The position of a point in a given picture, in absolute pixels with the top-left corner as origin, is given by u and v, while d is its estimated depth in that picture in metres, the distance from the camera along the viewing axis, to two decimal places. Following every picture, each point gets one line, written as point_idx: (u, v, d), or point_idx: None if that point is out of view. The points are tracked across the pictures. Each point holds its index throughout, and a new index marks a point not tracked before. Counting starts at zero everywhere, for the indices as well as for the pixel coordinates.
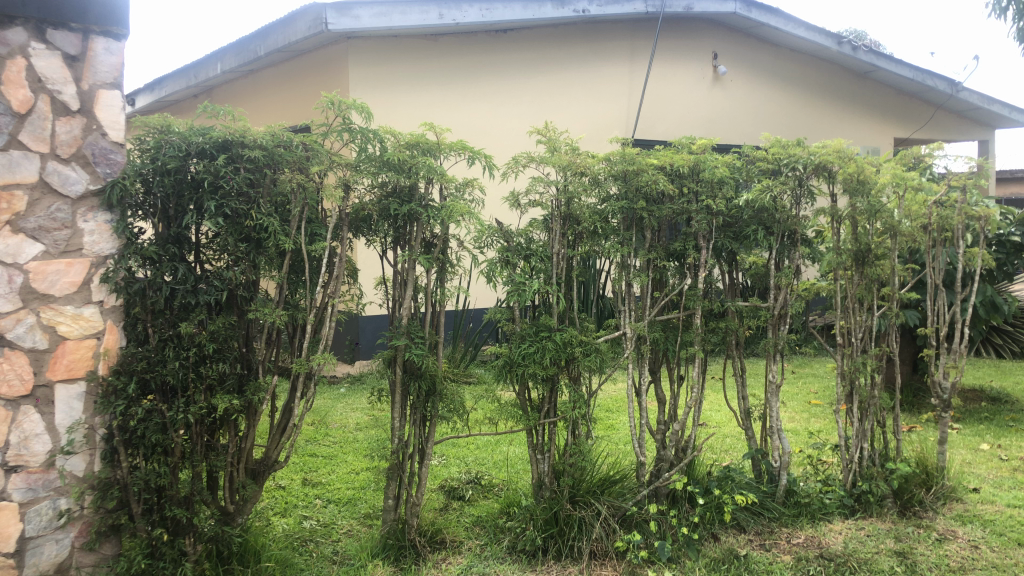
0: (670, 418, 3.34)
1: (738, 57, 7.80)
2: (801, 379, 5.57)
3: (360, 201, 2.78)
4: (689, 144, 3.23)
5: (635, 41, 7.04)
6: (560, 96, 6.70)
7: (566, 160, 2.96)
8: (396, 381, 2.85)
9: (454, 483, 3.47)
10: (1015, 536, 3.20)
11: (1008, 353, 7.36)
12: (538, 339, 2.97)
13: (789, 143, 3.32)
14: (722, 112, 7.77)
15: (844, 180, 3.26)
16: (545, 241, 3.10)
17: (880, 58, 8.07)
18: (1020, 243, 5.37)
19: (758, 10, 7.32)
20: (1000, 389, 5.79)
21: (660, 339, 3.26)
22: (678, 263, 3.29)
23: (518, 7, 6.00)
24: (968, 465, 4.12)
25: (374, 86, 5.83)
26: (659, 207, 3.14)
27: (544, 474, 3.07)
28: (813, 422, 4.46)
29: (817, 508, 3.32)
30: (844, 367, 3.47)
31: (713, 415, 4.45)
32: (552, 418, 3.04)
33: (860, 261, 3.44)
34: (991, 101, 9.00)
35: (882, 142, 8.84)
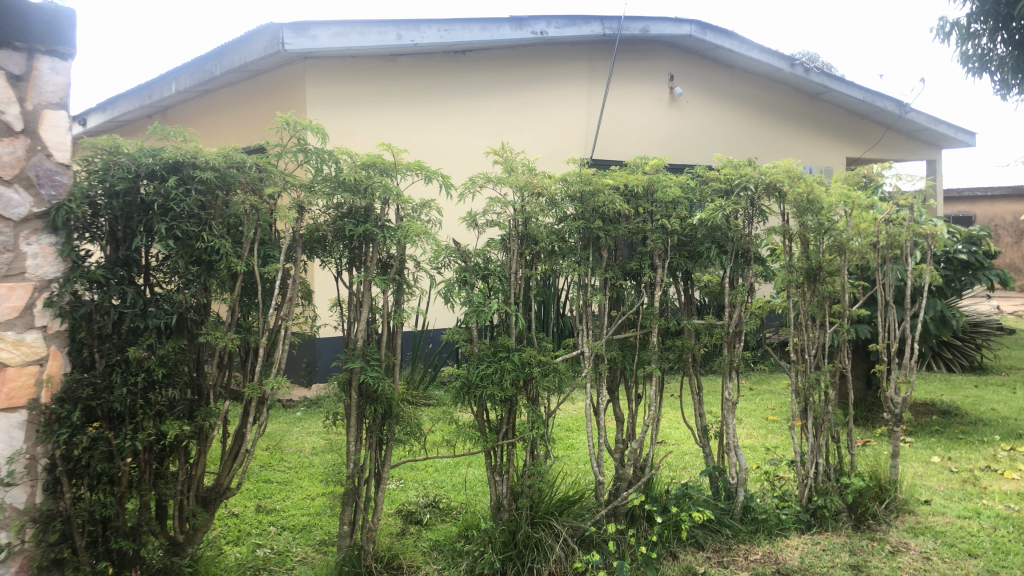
0: (627, 437, 3.34)
1: (694, 78, 7.93)
2: (757, 396, 5.64)
3: (315, 222, 2.76)
4: (643, 164, 3.25)
5: (593, 63, 7.11)
6: (519, 117, 6.73)
7: (523, 180, 2.95)
8: (351, 404, 2.80)
9: (412, 506, 3.43)
10: (966, 547, 3.26)
11: (957, 366, 7.54)
12: (495, 360, 2.95)
13: (741, 164, 3.39)
14: (679, 132, 7.87)
15: (795, 199, 3.31)
16: (503, 261, 3.07)
17: (831, 79, 8.27)
18: (967, 261, 5.51)
19: (713, 33, 7.44)
20: (950, 403, 5.92)
21: (617, 358, 3.27)
22: (634, 282, 3.31)
23: (476, 29, 6.06)
24: (920, 477, 4.19)
25: (331, 107, 5.80)
26: (615, 226, 3.15)
27: (502, 496, 3.06)
28: (770, 438, 4.50)
29: (774, 524, 3.35)
30: (798, 383, 3.52)
31: (671, 433, 4.47)
32: (510, 439, 3.02)
33: (812, 278, 3.50)
34: (938, 122, 9.26)
35: (835, 161, 9.03)
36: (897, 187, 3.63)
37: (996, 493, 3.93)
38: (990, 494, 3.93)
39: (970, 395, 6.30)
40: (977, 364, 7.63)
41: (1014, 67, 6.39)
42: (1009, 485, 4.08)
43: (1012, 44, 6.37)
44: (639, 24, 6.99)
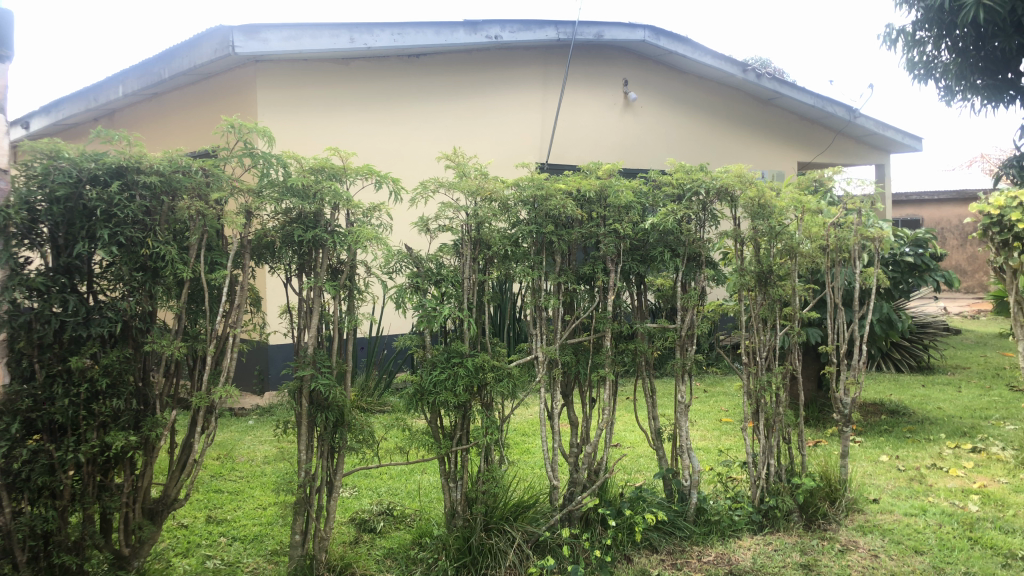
0: (582, 441, 3.34)
1: (648, 84, 8.00)
2: (711, 398, 5.70)
3: (263, 227, 2.68)
4: (597, 169, 3.27)
5: (548, 67, 7.14)
6: (474, 122, 6.73)
7: (475, 184, 2.94)
8: (301, 412, 2.76)
9: (365, 515, 3.40)
10: (913, 544, 3.32)
11: (906, 367, 7.69)
12: (449, 366, 2.94)
13: (692, 168, 3.42)
14: (634, 137, 7.93)
15: (746, 204, 3.37)
16: (456, 267, 3.05)
17: (783, 85, 8.42)
18: (914, 263, 5.63)
19: (667, 38, 7.52)
20: (898, 403, 6.04)
21: (572, 362, 3.27)
22: (588, 287, 3.32)
23: (431, 33, 6.04)
24: (869, 476, 4.27)
25: (283, 111, 5.73)
26: (568, 231, 3.16)
27: (456, 503, 3.05)
28: (724, 440, 4.55)
29: (727, 525, 3.38)
30: (749, 385, 3.56)
31: (627, 436, 4.50)
32: (464, 445, 3.01)
33: (763, 281, 3.52)
34: (886, 127, 9.48)
35: (787, 165, 9.19)
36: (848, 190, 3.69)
37: (941, 491, 4.02)
38: (936, 492, 4.02)
39: (917, 395, 6.44)
40: (924, 364, 7.80)
41: (957, 74, 6.57)
42: (954, 482, 4.18)
43: (955, 52, 6.54)
44: (593, 29, 7.06)
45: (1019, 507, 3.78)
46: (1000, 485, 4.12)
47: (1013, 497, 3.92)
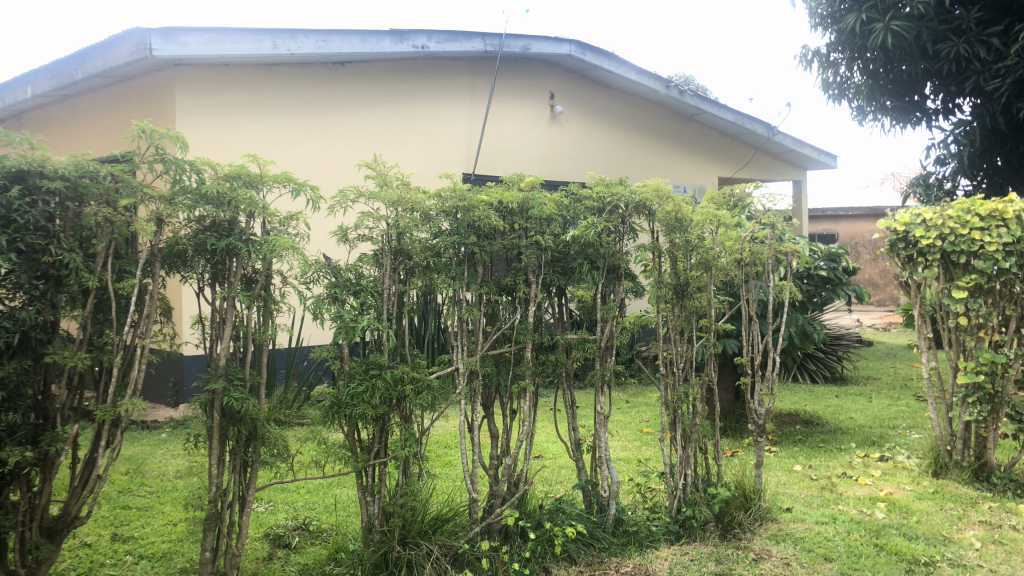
0: (502, 453, 3.33)
1: (574, 97, 8.10)
2: (633, 408, 5.77)
3: (175, 235, 2.60)
4: (519, 180, 3.28)
5: (475, 78, 7.17)
6: (400, 131, 6.69)
7: (396, 194, 2.91)
8: (212, 426, 2.67)
9: (280, 530, 3.31)
10: (822, 552, 3.42)
11: (820, 377, 7.93)
12: (367, 378, 2.89)
13: (613, 182, 3.45)
14: (560, 150, 8.02)
15: (663, 218, 3.45)
16: (376, 277, 3.00)
17: (705, 102, 8.63)
18: (826, 277, 5.82)
19: (592, 53, 7.62)
20: (812, 413, 6.22)
21: (492, 374, 3.26)
22: (509, 298, 3.31)
23: (356, 41, 5.99)
24: (783, 485, 4.38)
25: (202, 116, 5.59)
26: (490, 242, 3.15)
27: (374, 517, 3.00)
28: (644, 450, 4.60)
29: (644, 535, 3.41)
30: (667, 397, 3.61)
31: (548, 447, 4.51)
32: (382, 458, 2.97)
33: (680, 294, 3.59)
34: (802, 144, 9.81)
35: (709, 180, 9.42)
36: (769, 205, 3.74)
37: (850, 499, 4.15)
38: (845, 500, 4.15)
39: (830, 404, 6.65)
40: (837, 375, 8.07)
41: (868, 95, 6.87)
42: (862, 490, 4.32)
43: (866, 74, 6.83)
44: (519, 42, 7.10)
45: (922, 514, 3.93)
46: (905, 492, 4.28)
47: (917, 504, 4.07)
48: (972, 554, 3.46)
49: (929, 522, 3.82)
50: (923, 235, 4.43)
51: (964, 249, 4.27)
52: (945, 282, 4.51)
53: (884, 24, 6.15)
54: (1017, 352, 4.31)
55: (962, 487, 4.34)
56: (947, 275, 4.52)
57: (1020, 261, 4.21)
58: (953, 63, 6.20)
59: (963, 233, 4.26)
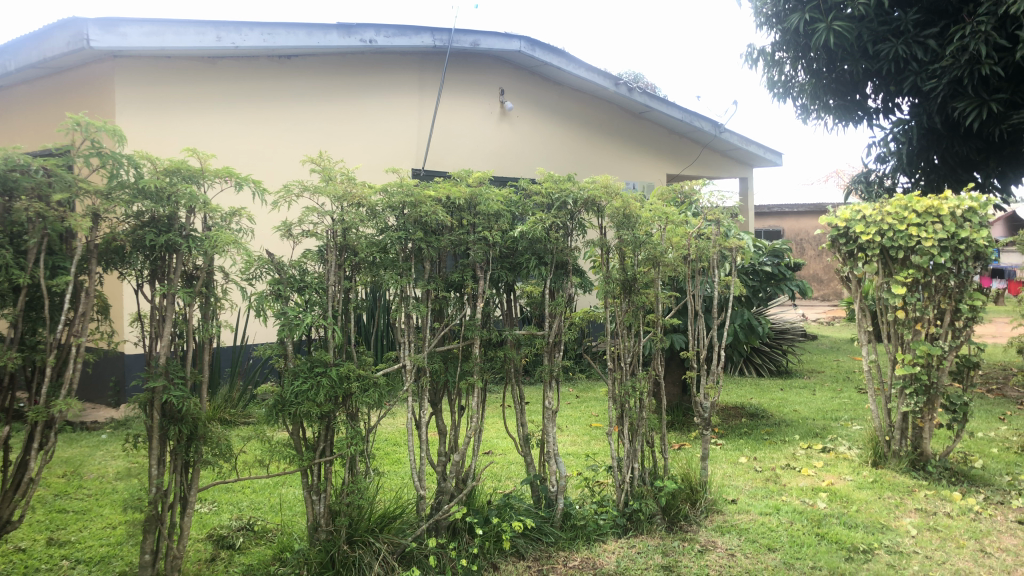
0: (450, 450, 3.31)
1: (524, 94, 8.10)
2: (583, 403, 5.81)
3: (112, 231, 2.53)
4: (467, 176, 3.26)
5: (424, 74, 7.14)
6: (347, 126, 6.62)
7: (342, 189, 2.88)
8: (152, 426, 2.60)
9: (223, 531, 3.25)
10: (766, 542, 3.48)
11: (766, 371, 8.06)
12: (312, 376, 2.83)
13: (561, 178, 3.45)
14: (510, 146, 8.01)
15: (612, 214, 3.45)
16: (320, 273, 2.96)
17: (654, 100, 8.72)
18: (771, 272, 5.93)
19: (542, 49, 7.62)
20: (757, 406, 6.34)
21: (440, 371, 3.23)
22: (457, 294, 3.29)
23: (302, 34, 5.91)
24: (728, 477, 4.45)
25: (142, 110, 5.46)
26: (438, 238, 3.13)
27: (320, 516, 2.96)
28: (593, 444, 4.64)
29: (592, 529, 3.43)
30: (615, 391, 3.63)
31: (497, 443, 4.52)
32: (328, 457, 2.93)
33: (627, 289, 3.61)
34: (749, 142, 9.97)
35: (657, 177, 9.51)
36: (718, 203, 3.81)
37: (793, 489, 4.23)
38: (788, 491, 4.23)
39: (775, 397, 6.77)
40: (782, 368, 8.23)
41: (812, 94, 7.06)
42: (805, 481, 4.41)
43: (810, 73, 6.99)
44: (469, 38, 7.07)
45: (862, 503, 4.03)
46: (846, 482, 4.38)
47: (857, 493, 4.18)
48: (909, 541, 3.56)
49: (868, 510, 3.92)
50: (864, 231, 4.54)
51: (902, 244, 4.38)
52: (884, 277, 4.63)
53: (827, 25, 6.29)
54: (951, 345, 4.44)
55: (899, 476, 4.46)
56: (886, 270, 4.64)
57: (954, 256, 4.33)
58: (891, 63, 6.33)
59: (900, 229, 4.38)
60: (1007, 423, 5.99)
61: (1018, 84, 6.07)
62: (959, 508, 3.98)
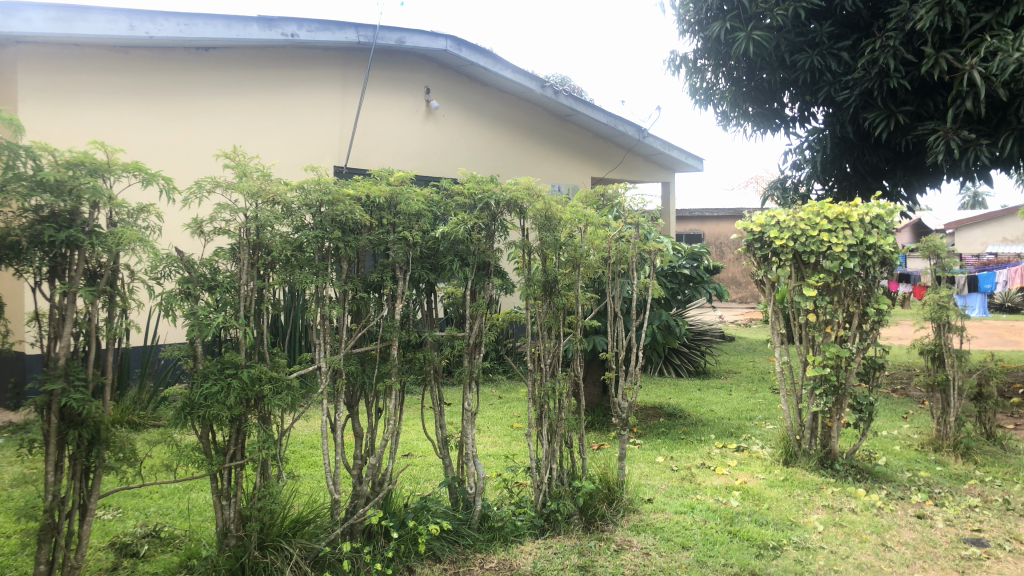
0: (367, 453, 3.26)
1: (450, 93, 8.07)
2: (505, 404, 5.81)
3: (6, 226, 2.36)
4: (387, 175, 3.21)
5: (347, 70, 7.04)
6: (265, 122, 6.47)
7: (256, 186, 2.80)
8: (50, 430, 2.47)
9: (127, 538, 3.13)
10: (680, 541, 3.54)
11: (685, 371, 8.22)
12: (222, 378, 2.75)
13: (483, 179, 3.43)
14: (435, 146, 7.96)
15: (534, 215, 3.46)
16: (232, 272, 2.87)
17: (579, 103, 8.82)
18: (689, 275, 6.05)
19: (468, 49, 7.60)
20: (675, 406, 6.46)
21: (356, 372, 3.18)
22: (376, 295, 3.24)
23: (221, 26, 5.75)
24: (645, 477, 4.51)
25: (45, 99, 5.24)
26: (356, 237, 3.07)
27: (229, 522, 2.88)
28: (514, 445, 4.64)
29: (509, 531, 3.42)
30: (534, 392, 3.63)
31: (417, 445, 4.49)
32: (239, 461, 2.84)
33: (548, 291, 3.61)
34: (671, 147, 10.18)
35: (581, 180, 9.61)
36: (640, 207, 3.88)
37: (708, 488, 4.32)
38: (704, 489, 4.32)
39: (693, 398, 6.91)
40: (700, 369, 8.40)
41: (732, 101, 7.23)
42: (720, 480, 4.51)
43: (730, 81, 7.17)
44: (394, 35, 7.00)
45: (773, 501, 4.14)
46: (758, 480, 4.49)
47: (769, 491, 4.29)
48: (816, 536, 3.67)
49: (778, 508, 4.02)
50: (777, 236, 4.67)
51: (814, 249, 4.52)
52: (796, 281, 4.76)
53: (747, 33, 6.43)
54: (859, 347, 4.60)
55: (809, 474, 4.61)
56: (799, 275, 4.78)
57: (863, 261, 4.49)
58: (807, 73, 6.53)
59: (812, 234, 4.52)
60: (910, 421, 6.25)
61: (923, 97, 6.36)
62: (863, 504, 4.13)
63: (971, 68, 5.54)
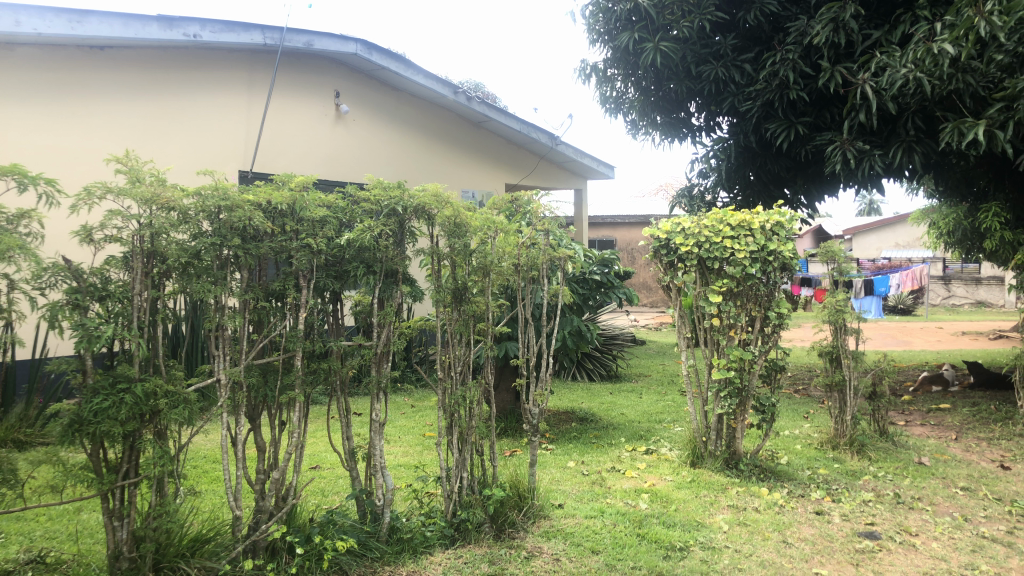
0: (270, 467, 3.16)
1: (360, 97, 7.97)
2: (417, 412, 5.76)
3: None
4: (290, 180, 3.12)
5: (253, 72, 6.86)
6: (164, 125, 6.25)
7: (150, 192, 2.68)
8: None
9: (9, 564, 2.84)
10: (590, 545, 3.56)
11: (597, 375, 8.31)
12: (113, 393, 2.61)
13: (390, 185, 3.37)
14: (344, 151, 7.84)
15: (442, 222, 3.42)
16: (125, 281, 2.73)
17: (492, 109, 8.85)
18: (600, 281, 6.11)
19: (378, 53, 7.51)
20: (587, 410, 6.53)
21: (258, 385, 3.07)
22: (278, 304, 3.14)
23: (117, 25, 5.54)
24: (557, 482, 4.53)
25: None
26: (257, 244, 2.96)
27: (121, 543, 2.73)
28: (425, 455, 4.60)
29: (419, 542, 3.38)
30: (444, 401, 3.59)
31: (325, 457, 4.40)
32: (132, 479, 2.71)
33: (457, 298, 3.57)
34: (583, 154, 10.33)
35: (494, 186, 9.65)
36: (550, 213, 3.91)
37: (617, 492, 4.37)
38: (613, 493, 4.36)
39: (604, 402, 6.99)
40: (611, 373, 8.51)
41: (641, 110, 7.39)
42: (629, 483, 4.57)
43: (639, 90, 7.32)
44: (302, 37, 6.86)
45: (680, 502, 4.21)
46: (666, 482, 4.57)
47: (676, 493, 4.36)
48: (721, 536, 3.75)
49: (685, 509, 4.10)
50: (683, 242, 4.76)
51: (718, 255, 4.63)
52: (702, 286, 4.86)
53: (654, 44, 6.55)
54: (762, 350, 4.72)
55: (715, 475, 4.72)
56: (704, 280, 4.89)
57: (764, 267, 4.62)
58: (712, 84, 6.72)
59: (716, 240, 4.63)
60: (811, 420, 6.48)
61: (820, 109, 6.62)
62: (766, 503, 4.25)
63: (863, 81, 5.79)
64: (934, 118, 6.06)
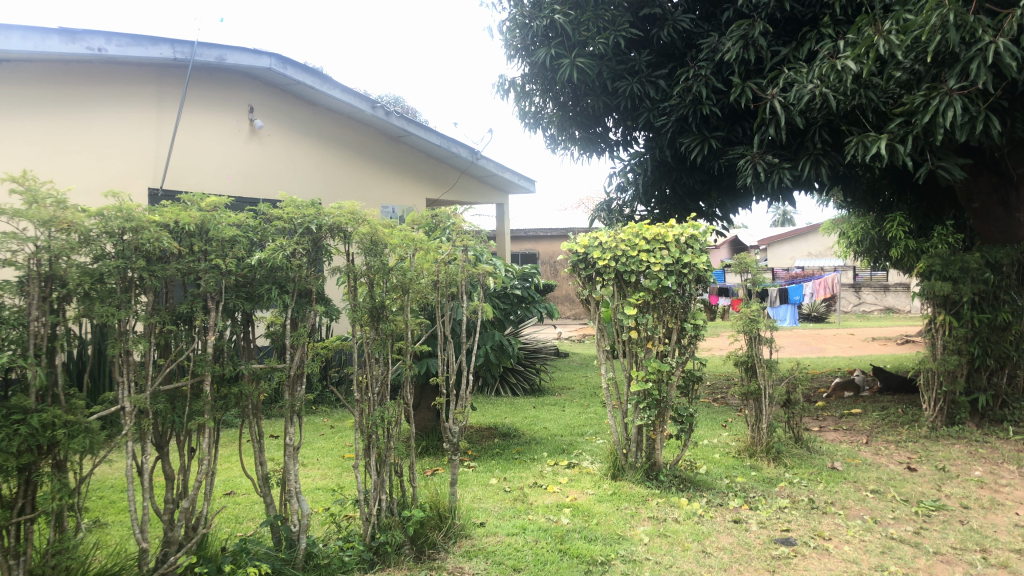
0: (178, 496, 3.03)
1: (275, 111, 7.82)
2: (337, 433, 5.66)
3: None
4: (199, 199, 3.03)
5: (162, 86, 6.66)
6: (64, 145, 6.02)
7: (48, 214, 2.57)
8: None
9: None
10: (511, 563, 3.55)
11: (520, 389, 8.33)
12: (6, 424, 2.46)
13: (303, 203, 3.29)
14: (258, 167, 7.68)
15: (359, 239, 3.36)
16: (19, 307, 2.59)
17: (411, 124, 8.82)
18: (521, 296, 6.12)
19: (293, 68, 7.38)
20: (509, 425, 6.53)
21: (164, 411, 2.96)
22: (186, 327, 3.03)
23: (15, 37, 5.31)
24: (478, 500, 4.50)
25: None
26: (162, 266, 2.85)
27: None
28: (344, 477, 4.52)
29: (336, 567, 3.28)
30: (362, 422, 3.51)
31: (240, 483, 4.28)
32: (29, 515, 2.57)
33: (375, 317, 3.51)
34: (504, 169, 10.39)
35: (414, 200, 9.60)
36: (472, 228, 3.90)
37: (539, 508, 4.37)
38: (535, 509, 4.36)
39: (526, 416, 7.02)
40: (534, 387, 8.54)
41: (559, 125, 7.46)
42: (551, 498, 4.58)
43: (557, 105, 7.39)
44: (213, 52, 6.70)
45: (601, 515, 4.24)
46: (587, 496, 4.60)
47: (597, 507, 4.39)
48: (642, 548, 3.79)
49: (606, 522, 4.13)
50: (601, 256, 4.81)
51: (634, 268, 4.69)
52: (619, 299, 4.91)
53: (571, 60, 6.61)
54: (679, 361, 4.79)
55: (635, 486, 4.77)
56: (621, 294, 4.94)
57: (679, 279, 4.71)
58: (628, 99, 6.82)
59: (632, 254, 4.69)
60: (728, 429, 6.63)
61: (732, 125, 6.81)
62: (685, 513, 4.32)
63: (772, 97, 5.98)
64: (839, 134, 6.29)
